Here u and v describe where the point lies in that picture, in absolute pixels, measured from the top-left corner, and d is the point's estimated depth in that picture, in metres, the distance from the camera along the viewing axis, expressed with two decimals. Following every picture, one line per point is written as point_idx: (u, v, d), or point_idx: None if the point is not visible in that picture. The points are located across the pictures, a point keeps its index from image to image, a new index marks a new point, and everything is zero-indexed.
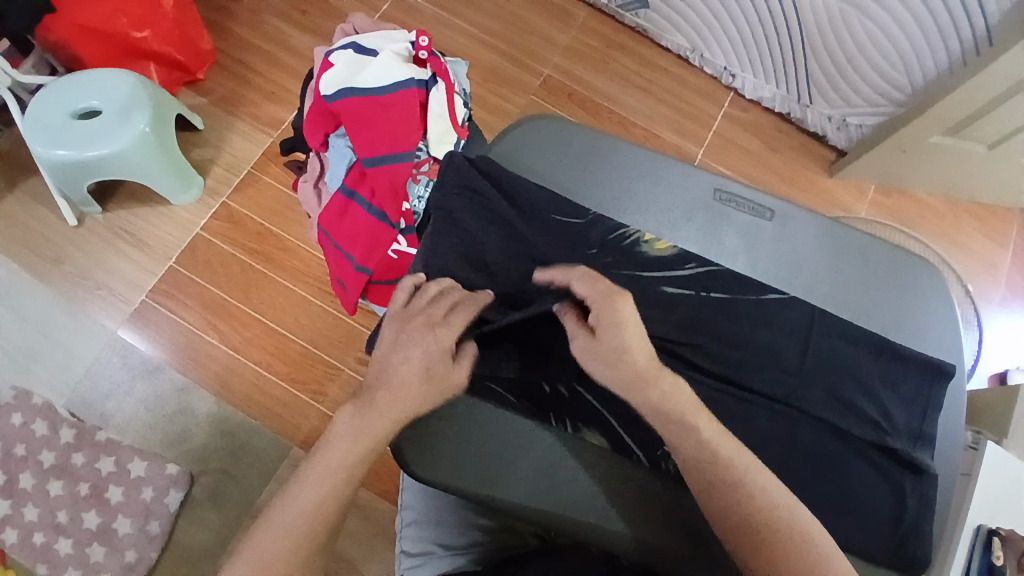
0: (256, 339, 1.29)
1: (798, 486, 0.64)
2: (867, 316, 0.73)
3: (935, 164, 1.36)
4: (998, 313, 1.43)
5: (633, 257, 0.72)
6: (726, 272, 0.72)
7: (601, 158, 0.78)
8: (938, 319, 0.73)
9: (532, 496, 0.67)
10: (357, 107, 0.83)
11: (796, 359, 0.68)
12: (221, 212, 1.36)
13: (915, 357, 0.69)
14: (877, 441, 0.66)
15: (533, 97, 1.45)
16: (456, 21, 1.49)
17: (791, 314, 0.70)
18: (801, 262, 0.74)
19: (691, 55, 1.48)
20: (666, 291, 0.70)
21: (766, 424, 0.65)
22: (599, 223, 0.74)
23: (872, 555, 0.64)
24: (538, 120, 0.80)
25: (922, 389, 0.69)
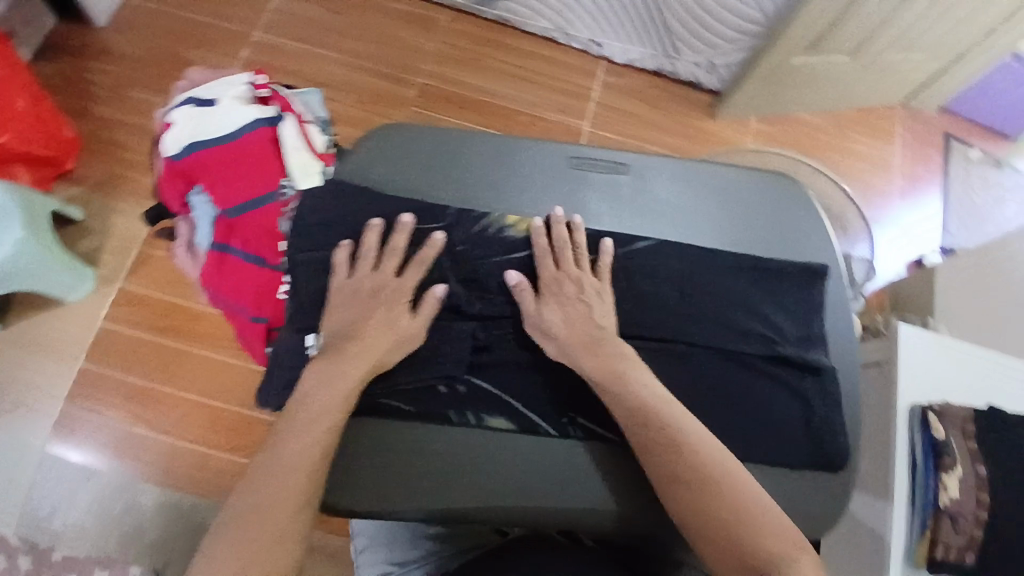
0: (189, 417, 1.25)
1: (704, 415, 0.67)
2: (744, 240, 0.75)
3: (807, 82, 1.42)
4: (902, 206, 1.51)
5: (499, 243, 0.73)
6: (592, 234, 0.73)
7: (452, 153, 0.78)
8: (805, 226, 0.76)
9: (459, 494, 0.66)
10: (207, 159, 0.82)
11: (676, 300, 0.70)
12: (122, 298, 1.31)
13: (788, 268, 0.72)
14: (768, 354, 0.68)
15: (415, 108, 1.44)
16: (319, 50, 1.47)
17: (664, 260, 0.72)
18: (669, 206, 0.76)
19: (557, 34, 1.50)
20: (539, 266, 0.71)
21: (661, 368, 0.68)
22: (461, 216, 0.74)
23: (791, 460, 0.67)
24: (387, 128, 0.79)
25: (802, 295, 0.71)
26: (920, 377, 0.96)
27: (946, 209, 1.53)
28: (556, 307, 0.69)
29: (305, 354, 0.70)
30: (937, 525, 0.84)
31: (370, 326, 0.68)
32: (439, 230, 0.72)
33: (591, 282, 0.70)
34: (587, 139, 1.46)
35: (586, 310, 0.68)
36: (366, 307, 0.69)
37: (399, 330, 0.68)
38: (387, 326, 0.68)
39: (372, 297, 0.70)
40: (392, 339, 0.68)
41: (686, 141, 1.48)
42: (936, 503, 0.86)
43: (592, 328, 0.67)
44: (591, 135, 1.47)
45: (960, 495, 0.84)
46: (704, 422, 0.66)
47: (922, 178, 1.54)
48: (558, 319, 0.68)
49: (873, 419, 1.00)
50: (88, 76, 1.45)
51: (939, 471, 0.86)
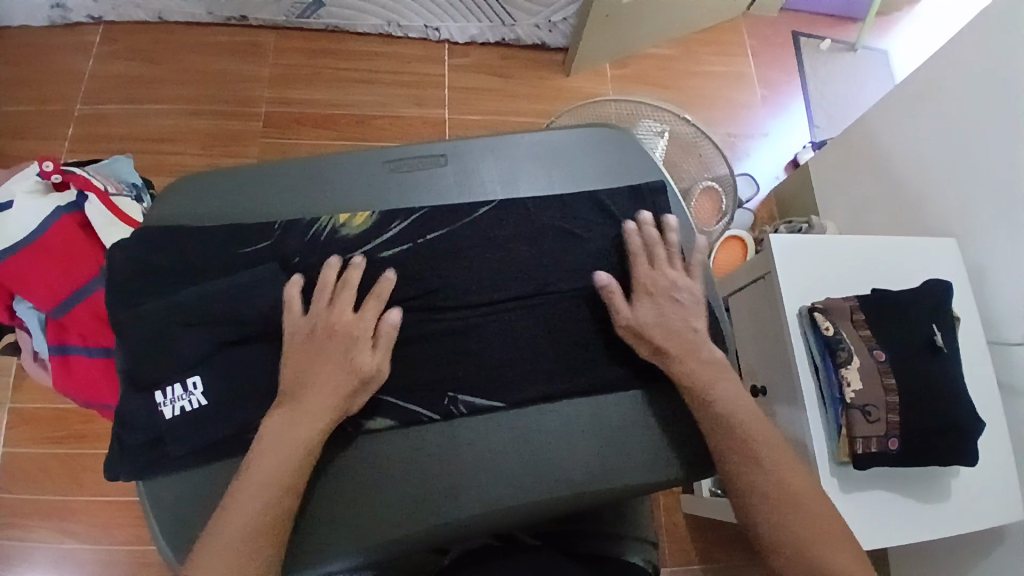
0: (119, 518, 1.20)
1: (578, 356, 0.68)
2: (581, 195, 0.72)
3: (644, 16, 1.42)
4: (768, 115, 1.55)
5: (337, 246, 0.68)
6: (432, 211, 0.70)
7: (257, 184, 0.70)
8: (633, 155, 0.76)
9: (400, 520, 0.63)
10: (12, 264, 0.75)
11: (529, 252, 0.69)
12: (12, 419, 1.23)
13: (626, 195, 0.73)
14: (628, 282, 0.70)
15: (265, 140, 1.39)
16: (151, 106, 1.39)
17: (509, 218, 0.71)
18: (499, 184, 0.73)
19: (391, 28, 1.47)
20: (384, 258, 0.67)
21: (532, 324, 0.68)
22: (291, 227, 0.68)
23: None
24: (177, 181, 0.71)
25: (650, 213, 0.72)
26: (800, 282, 0.99)
27: (810, 105, 1.58)
28: (651, 304, 0.67)
29: (158, 414, 0.62)
30: (850, 420, 0.89)
31: (323, 370, 0.61)
32: (358, 253, 0.66)
33: (685, 278, 0.69)
34: (451, 125, 1.44)
35: (681, 309, 0.67)
36: (332, 348, 0.62)
37: (360, 369, 0.62)
38: (345, 367, 0.61)
39: (327, 337, 0.62)
40: (351, 381, 0.61)
41: (547, 104, 1.47)
42: (843, 399, 0.90)
43: (686, 332, 0.66)
44: (454, 121, 1.44)
45: (862, 385, 0.90)
46: (579, 365, 0.67)
47: (779, 81, 1.58)
48: (655, 316, 0.67)
49: (770, 334, 1.03)
50: None
51: (838, 367, 0.91)
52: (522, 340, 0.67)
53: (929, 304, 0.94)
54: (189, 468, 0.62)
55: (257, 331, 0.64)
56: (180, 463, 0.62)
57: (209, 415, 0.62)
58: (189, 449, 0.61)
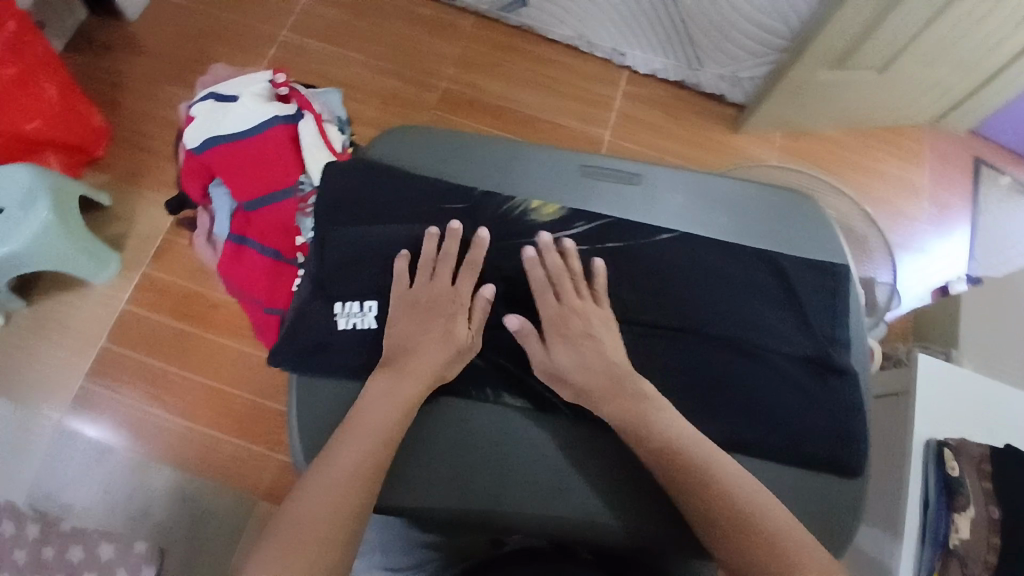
0: (204, 401, 1.28)
1: (719, 408, 0.68)
2: (758, 252, 0.73)
3: (831, 98, 1.40)
4: (924, 229, 1.49)
5: (523, 227, 0.72)
6: (618, 222, 0.73)
7: (465, 151, 0.76)
8: (818, 231, 0.76)
9: (445, 487, 0.65)
10: (227, 153, 0.83)
11: (698, 294, 0.70)
12: (145, 284, 1.34)
13: (806, 267, 0.73)
14: (790, 353, 0.70)
15: (435, 112, 1.46)
16: (344, 52, 1.49)
17: (686, 254, 0.72)
18: (681, 217, 0.75)
19: (580, 42, 1.51)
20: (564, 253, 0.71)
21: (680, 358, 0.69)
22: (488, 196, 0.73)
23: (808, 459, 0.68)
24: (395, 129, 0.78)
25: (824, 290, 0.72)
26: (931, 408, 0.96)
27: (974, 234, 1.50)
28: (568, 347, 0.67)
29: (333, 323, 0.68)
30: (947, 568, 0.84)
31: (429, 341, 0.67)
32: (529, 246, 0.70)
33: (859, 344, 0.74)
34: (607, 147, 1.46)
35: (598, 345, 0.67)
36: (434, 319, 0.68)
37: (458, 339, 0.67)
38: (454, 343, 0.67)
39: (431, 307, 0.68)
40: (451, 351, 0.67)
41: (708, 153, 1.47)
42: (946, 543, 0.86)
43: (607, 367, 0.66)
44: (612, 144, 1.47)
45: (970, 536, 0.84)
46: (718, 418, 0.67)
47: (949, 202, 1.52)
48: (574, 363, 0.67)
49: (884, 457, 1.00)
50: (119, 68, 1.49)
51: (951, 511, 0.87)
52: (671, 373, 0.68)
53: None
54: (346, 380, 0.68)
55: (434, 278, 0.69)
56: (337, 371, 0.67)
57: (376, 339, 0.68)
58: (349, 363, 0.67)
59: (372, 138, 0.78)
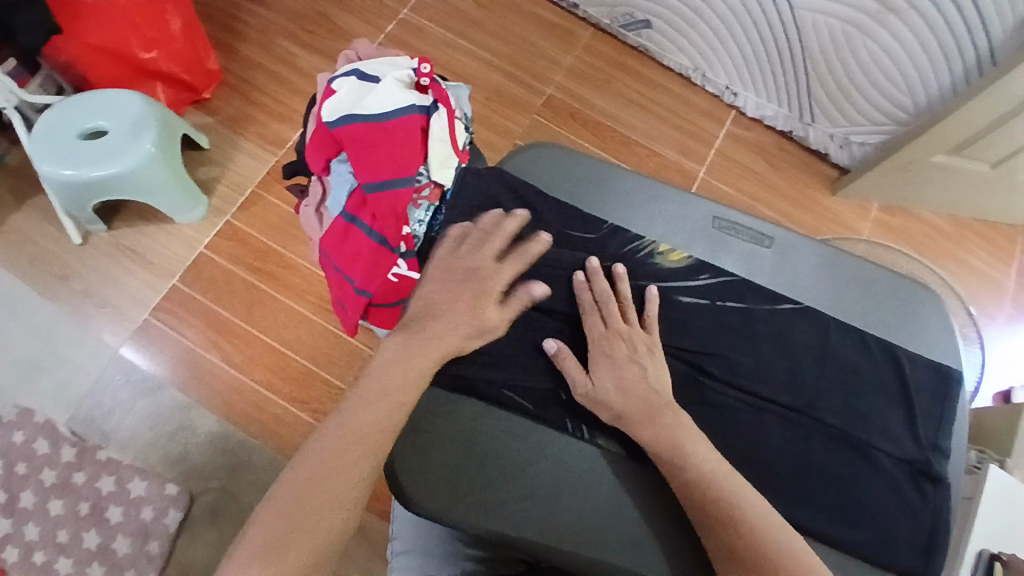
0: (260, 357, 1.30)
1: (809, 492, 0.66)
2: (876, 339, 0.73)
3: (938, 182, 1.37)
4: (1005, 332, 1.45)
5: (647, 268, 0.74)
6: (741, 282, 0.75)
7: (603, 183, 0.80)
8: (942, 332, 0.76)
9: (520, 518, 0.66)
10: (359, 133, 0.84)
11: (810, 370, 0.71)
12: (225, 231, 1.37)
13: (924, 366, 0.73)
14: (891, 452, 0.69)
15: (536, 117, 1.45)
16: (458, 40, 1.49)
17: (802, 327, 0.73)
18: (804, 289, 0.76)
19: (694, 74, 1.49)
20: (682, 302, 0.73)
21: (781, 432, 0.69)
22: (617, 232, 0.76)
23: (892, 567, 0.66)
24: (542, 147, 0.82)
25: (937, 394, 0.72)
26: (995, 524, 0.93)
27: None
28: (609, 369, 0.68)
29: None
30: None
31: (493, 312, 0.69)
32: (653, 286, 0.72)
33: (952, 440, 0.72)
34: (699, 184, 1.44)
35: (641, 373, 0.67)
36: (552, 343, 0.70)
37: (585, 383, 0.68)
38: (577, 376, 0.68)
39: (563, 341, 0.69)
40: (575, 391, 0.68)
41: (798, 210, 1.44)
42: None
43: (645, 392, 0.66)
44: (704, 182, 1.45)
45: None
46: (807, 502, 0.66)
47: None
48: (612, 383, 0.67)
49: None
50: (240, 15, 1.51)
51: None
52: (768, 447, 0.68)
53: None
54: (447, 388, 0.70)
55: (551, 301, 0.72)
56: (441, 379, 0.70)
57: (482, 352, 0.70)
58: (455, 370, 0.70)
59: (519, 147, 0.83)
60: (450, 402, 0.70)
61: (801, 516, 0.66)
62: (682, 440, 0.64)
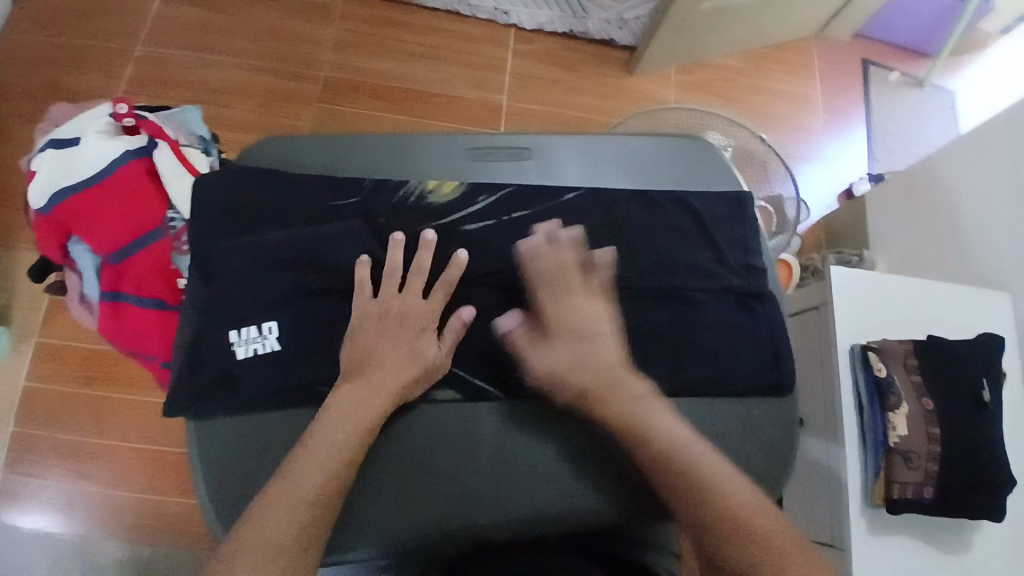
0: (135, 463, 1.20)
1: (652, 356, 0.68)
2: (665, 193, 0.74)
3: (718, 27, 1.39)
4: (827, 139, 1.52)
5: (423, 210, 0.70)
6: (521, 189, 0.73)
7: (349, 147, 0.74)
8: (715, 172, 0.77)
9: (420, 513, 0.64)
10: (80, 205, 0.75)
11: (614, 245, 0.71)
12: (41, 353, 1.23)
13: (717, 199, 0.74)
14: (718, 289, 0.70)
15: (322, 104, 1.36)
16: (209, 57, 1.37)
17: (595, 207, 0.73)
18: (581, 176, 0.75)
19: (459, 6, 1.44)
20: (468, 230, 0.70)
21: (607, 311, 0.69)
22: (380, 185, 0.71)
23: (745, 389, 0.68)
24: (271, 138, 0.75)
25: (737, 216, 0.74)
26: (856, 317, 0.97)
27: (871, 135, 1.54)
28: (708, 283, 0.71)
29: (232, 353, 0.64)
30: (890, 464, 0.87)
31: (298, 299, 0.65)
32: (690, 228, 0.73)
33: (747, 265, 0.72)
34: (508, 112, 1.41)
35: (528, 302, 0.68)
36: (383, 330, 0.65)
37: (427, 356, 0.65)
38: (414, 354, 0.64)
39: (397, 322, 0.65)
40: (417, 369, 0.64)
41: (607, 101, 1.44)
42: (886, 442, 0.88)
43: (732, 311, 0.70)
44: (512, 108, 1.42)
45: (908, 432, 0.88)
46: (652, 367, 0.68)
47: (843, 107, 1.55)
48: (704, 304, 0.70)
49: (817, 372, 1.02)
50: None
51: (885, 411, 0.90)
52: (597, 335, 0.68)
53: (982, 359, 0.90)
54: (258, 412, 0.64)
55: (335, 284, 0.66)
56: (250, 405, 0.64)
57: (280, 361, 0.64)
58: (257, 394, 0.63)
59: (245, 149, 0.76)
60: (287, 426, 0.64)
61: (652, 381, 0.67)
62: None
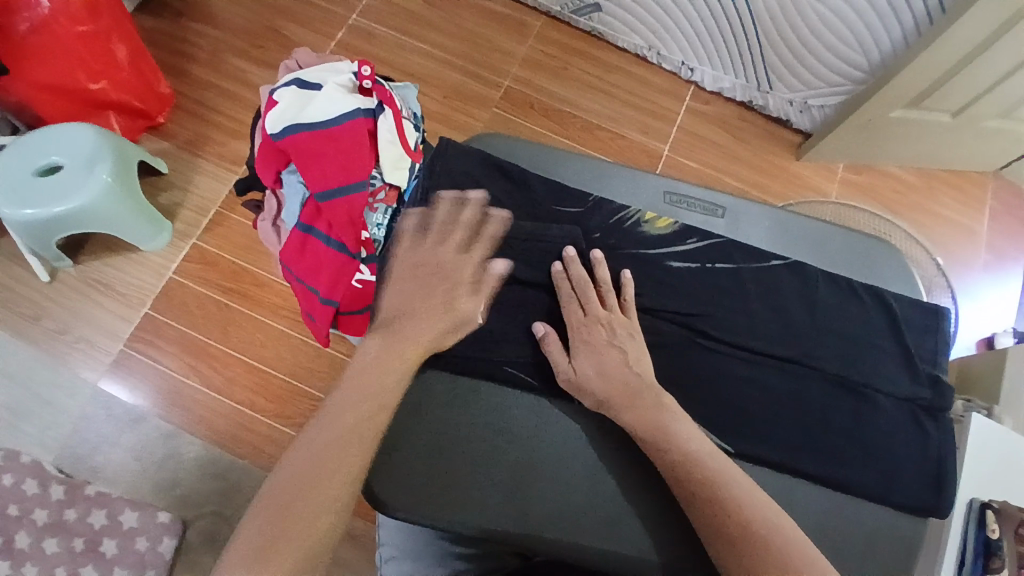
0: (239, 378, 1.29)
1: (815, 439, 0.68)
2: (864, 286, 0.75)
3: (900, 137, 1.37)
4: (982, 277, 1.46)
5: (636, 236, 0.75)
6: (727, 242, 0.76)
7: (561, 162, 0.82)
8: (903, 275, 0.78)
9: (497, 506, 0.67)
10: (305, 142, 0.83)
11: (806, 320, 0.72)
12: (193, 254, 1.35)
13: (917, 308, 0.74)
14: (905, 396, 0.70)
15: (495, 110, 1.44)
16: (411, 41, 1.48)
17: (791, 278, 0.74)
18: (772, 246, 0.78)
19: (649, 53, 1.49)
20: (673, 266, 0.74)
21: (782, 385, 0.69)
22: (602, 204, 0.77)
23: (901, 503, 0.67)
24: (492, 136, 0.85)
25: (930, 327, 0.73)
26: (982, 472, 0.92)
27: None
28: (590, 358, 0.67)
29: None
30: None
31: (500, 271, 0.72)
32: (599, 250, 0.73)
33: (622, 334, 0.69)
34: (666, 163, 1.44)
35: (621, 357, 0.67)
36: (415, 283, 0.70)
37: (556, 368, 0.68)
38: (447, 307, 0.70)
39: (432, 274, 0.71)
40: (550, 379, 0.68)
41: (765, 178, 1.45)
42: None
43: (629, 376, 0.66)
44: (671, 160, 1.45)
45: None
46: (811, 450, 0.68)
47: (1007, 250, 1.48)
48: (596, 368, 0.67)
49: (942, 528, 0.96)
50: (189, 37, 1.49)
51: (986, 573, 0.84)
52: (767, 400, 0.69)
53: None
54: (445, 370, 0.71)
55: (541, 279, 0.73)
56: (441, 362, 0.70)
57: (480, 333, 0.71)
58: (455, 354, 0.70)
59: (472, 139, 0.85)
60: (437, 386, 0.70)
61: (802, 462, 0.67)
62: (667, 421, 0.64)
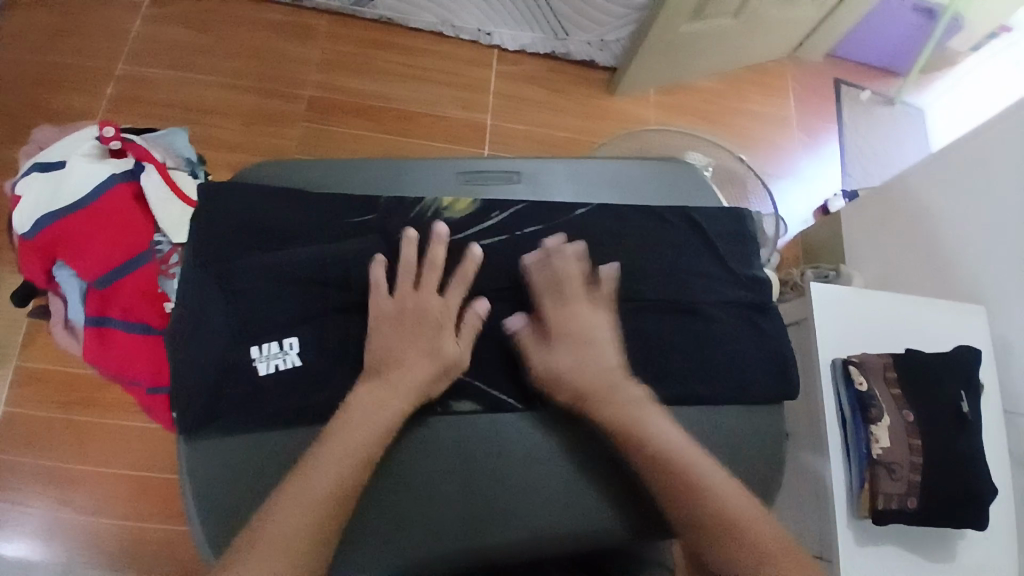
0: (114, 491, 1.17)
1: (666, 365, 0.71)
2: (671, 209, 0.78)
3: (696, 49, 1.43)
4: (802, 156, 1.56)
5: (438, 226, 0.74)
6: (530, 206, 0.77)
7: (348, 170, 0.78)
8: (703, 191, 0.82)
9: (388, 538, 0.65)
10: (63, 229, 0.74)
11: (624, 258, 0.75)
12: (17, 377, 1.20)
13: (725, 218, 0.78)
14: (733, 300, 0.74)
15: (305, 125, 1.37)
16: (194, 76, 1.37)
17: (604, 223, 0.76)
18: (575, 195, 0.80)
19: (443, 27, 1.46)
20: (484, 244, 0.74)
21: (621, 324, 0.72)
22: (397, 203, 0.75)
23: (756, 398, 0.71)
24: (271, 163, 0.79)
25: (740, 232, 0.78)
26: (835, 332, 1.00)
27: (845, 154, 1.59)
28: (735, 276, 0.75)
29: (254, 369, 0.67)
30: (874, 476, 0.88)
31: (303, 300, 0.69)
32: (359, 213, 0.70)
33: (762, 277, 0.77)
34: (493, 132, 1.43)
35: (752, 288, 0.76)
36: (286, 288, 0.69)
37: (446, 355, 0.68)
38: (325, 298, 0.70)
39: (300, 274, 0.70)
40: (437, 367, 0.67)
41: (589, 121, 1.47)
42: (869, 454, 0.89)
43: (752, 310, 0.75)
44: (497, 128, 1.44)
45: (890, 444, 0.89)
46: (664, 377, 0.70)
47: (816, 126, 1.60)
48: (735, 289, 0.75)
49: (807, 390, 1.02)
50: None
51: (868, 424, 0.90)
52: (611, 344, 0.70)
53: (963, 371, 0.92)
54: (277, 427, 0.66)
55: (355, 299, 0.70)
56: (274, 418, 0.66)
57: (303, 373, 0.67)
58: (275, 404, 0.66)
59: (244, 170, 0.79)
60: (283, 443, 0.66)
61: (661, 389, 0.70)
62: None
